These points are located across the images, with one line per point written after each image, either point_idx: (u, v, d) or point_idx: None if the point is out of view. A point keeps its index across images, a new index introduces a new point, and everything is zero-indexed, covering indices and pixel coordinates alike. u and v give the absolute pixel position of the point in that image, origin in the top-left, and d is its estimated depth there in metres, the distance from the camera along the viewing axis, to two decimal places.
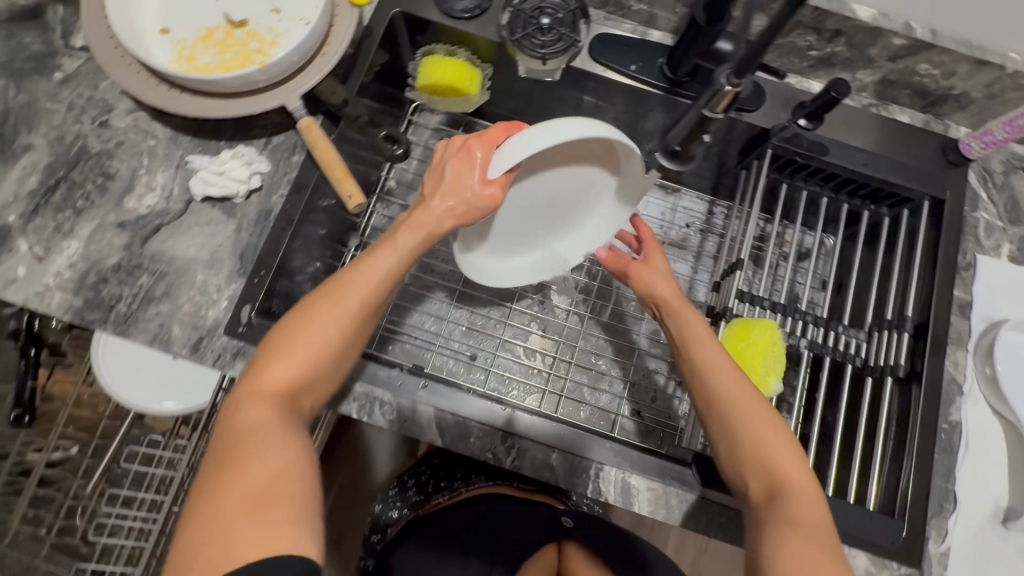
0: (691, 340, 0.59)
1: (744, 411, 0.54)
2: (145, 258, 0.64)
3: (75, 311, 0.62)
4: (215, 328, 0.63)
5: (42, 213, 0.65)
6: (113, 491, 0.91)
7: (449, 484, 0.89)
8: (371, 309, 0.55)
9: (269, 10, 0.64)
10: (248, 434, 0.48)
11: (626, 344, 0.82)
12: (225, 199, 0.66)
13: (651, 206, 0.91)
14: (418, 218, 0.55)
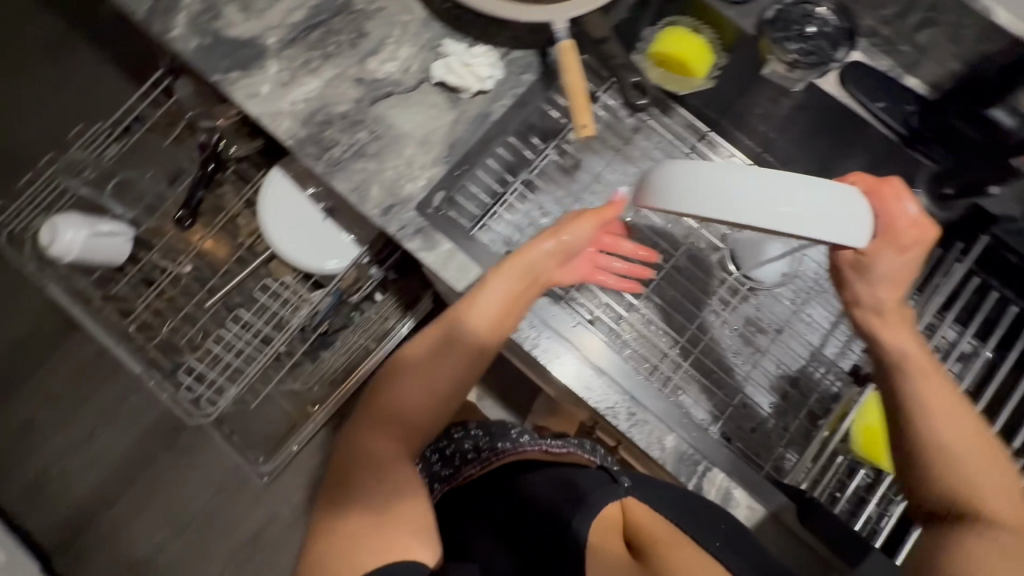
0: (919, 366, 0.56)
1: (966, 450, 0.54)
2: (369, 116, 0.68)
3: (296, 141, 0.67)
4: (408, 201, 0.66)
5: (296, 45, 0.70)
6: (237, 312, 1.01)
7: (478, 453, 0.79)
8: (471, 349, 0.64)
9: None
10: (356, 474, 0.62)
11: (739, 369, 0.85)
12: (455, 90, 0.68)
13: (816, 250, 0.89)
14: (516, 278, 0.63)
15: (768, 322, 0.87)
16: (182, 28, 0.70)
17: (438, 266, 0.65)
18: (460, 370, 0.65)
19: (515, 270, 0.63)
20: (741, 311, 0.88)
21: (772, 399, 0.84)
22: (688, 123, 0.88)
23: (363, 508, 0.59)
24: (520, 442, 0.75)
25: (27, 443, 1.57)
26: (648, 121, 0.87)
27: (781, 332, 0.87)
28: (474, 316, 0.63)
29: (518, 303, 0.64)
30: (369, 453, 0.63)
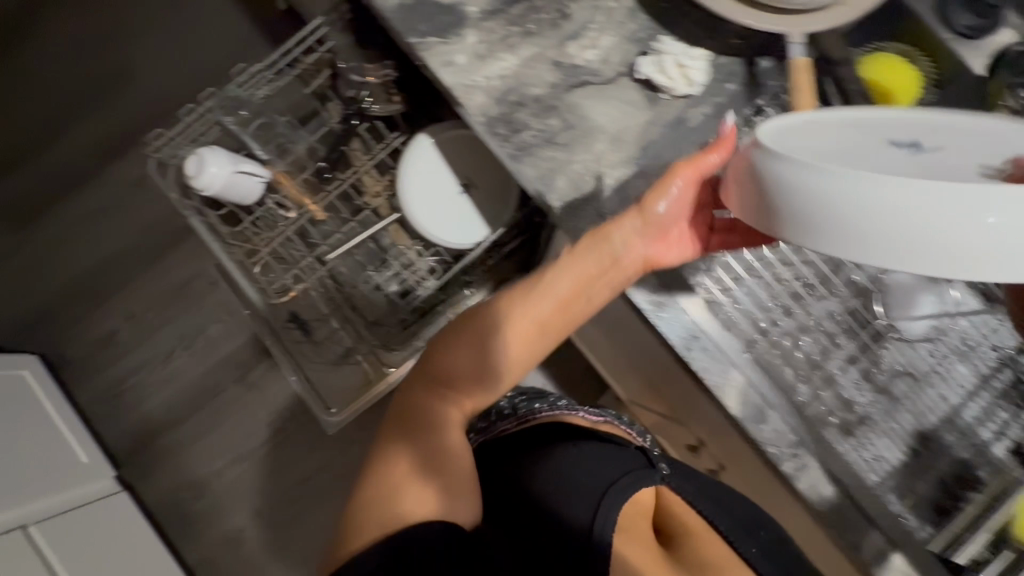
0: None
1: None
2: (563, 104, 0.65)
3: (488, 119, 0.65)
4: (593, 199, 0.64)
5: (497, 18, 0.67)
6: (365, 272, 1.03)
7: (515, 413, 0.85)
8: (539, 328, 0.66)
9: None
10: (404, 428, 0.68)
11: (874, 414, 0.79)
12: (656, 90, 0.65)
13: (974, 304, 0.82)
14: (587, 263, 0.63)
15: (916, 369, 0.81)
16: None
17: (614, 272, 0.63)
18: (527, 351, 0.67)
19: (594, 256, 0.63)
20: (886, 355, 0.81)
21: (905, 455, 0.78)
22: None
23: (405, 456, 0.66)
24: (557, 407, 0.82)
25: (107, 355, 1.62)
26: None
27: (920, 380, 0.81)
28: (551, 292, 0.64)
29: (593, 293, 0.64)
30: (435, 417, 0.68)
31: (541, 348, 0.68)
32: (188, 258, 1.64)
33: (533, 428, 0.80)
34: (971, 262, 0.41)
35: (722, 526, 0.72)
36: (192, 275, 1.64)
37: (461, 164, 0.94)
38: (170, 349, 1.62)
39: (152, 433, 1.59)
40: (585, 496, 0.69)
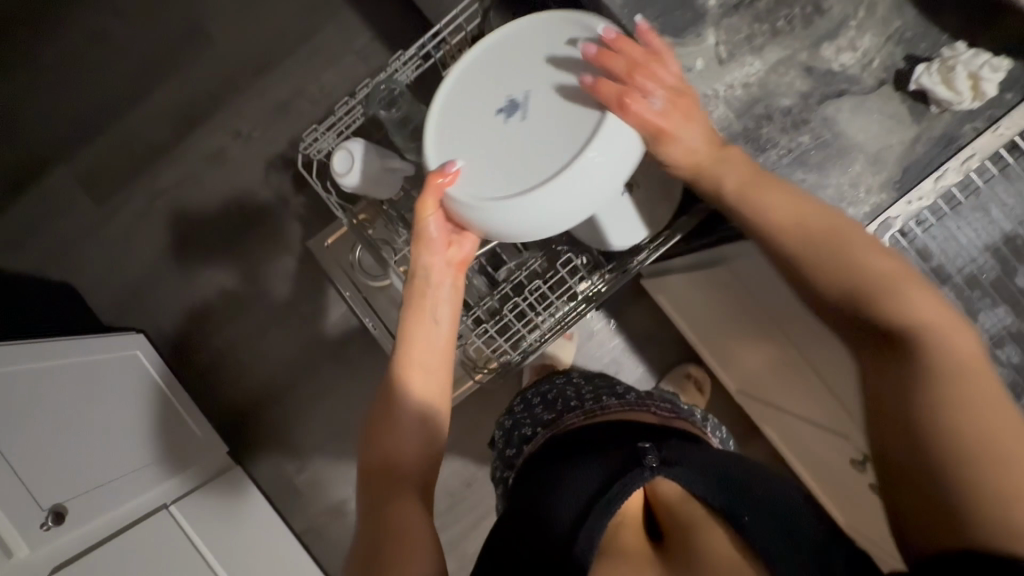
0: (935, 321, 0.50)
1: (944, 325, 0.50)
2: (815, 118, 0.58)
3: (729, 134, 0.59)
4: (846, 228, 0.58)
5: (740, 14, 0.59)
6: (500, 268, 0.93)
7: (582, 404, 0.77)
8: (432, 309, 0.73)
9: None
10: (382, 453, 0.68)
11: None
12: (927, 101, 0.57)
13: None
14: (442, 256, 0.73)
15: None
16: None
17: None
18: (434, 347, 0.73)
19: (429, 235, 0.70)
20: None
21: None
22: None
23: (370, 489, 0.66)
24: (626, 402, 0.75)
25: (202, 330, 1.62)
26: None
27: None
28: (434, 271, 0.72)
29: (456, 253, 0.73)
30: (391, 441, 0.69)
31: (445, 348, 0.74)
32: (277, 235, 1.60)
33: (594, 426, 0.72)
34: (599, 198, 0.59)
35: (745, 521, 0.53)
36: (280, 251, 1.61)
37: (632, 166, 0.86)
38: (265, 326, 1.62)
39: (253, 407, 1.62)
40: (579, 496, 0.59)
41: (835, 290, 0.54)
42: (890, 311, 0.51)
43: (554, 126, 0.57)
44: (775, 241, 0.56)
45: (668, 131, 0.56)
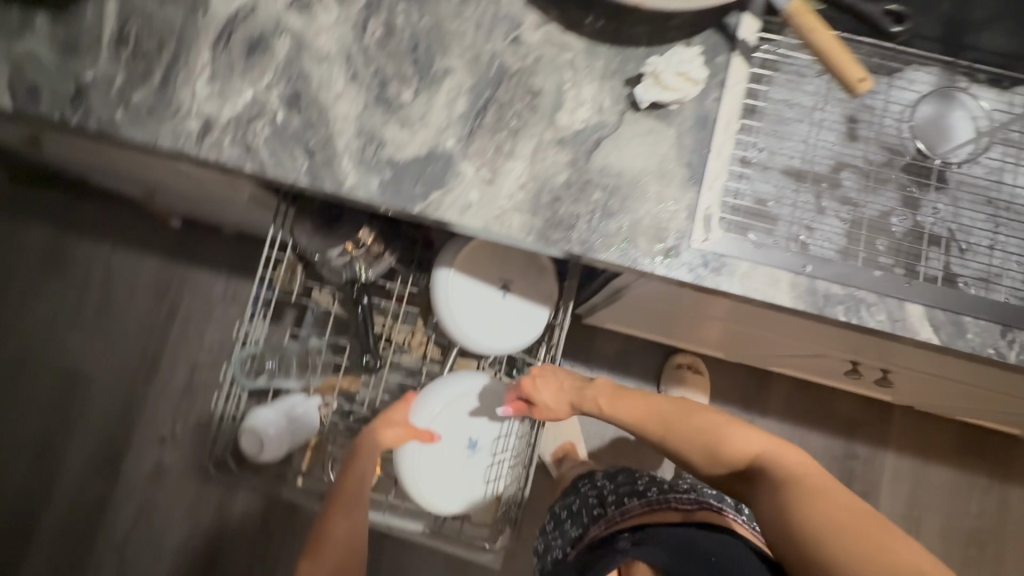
0: (788, 459, 0.63)
1: (782, 453, 0.64)
2: (593, 173, 0.61)
3: (538, 232, 0.61)
4: (680, 240, 0.60)
5: (479, 136, 0.63)
6: None
7: (606, 512, 0.81)
8: (366, 453, 0.81)
9: None
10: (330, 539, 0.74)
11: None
12: (663, 105, 0.62)
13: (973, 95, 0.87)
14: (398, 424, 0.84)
15: (980, 184, 0.85)
16: (353, 173, 0.62)
17: (746, 292, 0.59)
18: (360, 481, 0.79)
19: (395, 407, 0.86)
20: (968, 180, 0.86)
21: None
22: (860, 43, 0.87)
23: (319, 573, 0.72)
24: (649, 497, 0.76)
25: None
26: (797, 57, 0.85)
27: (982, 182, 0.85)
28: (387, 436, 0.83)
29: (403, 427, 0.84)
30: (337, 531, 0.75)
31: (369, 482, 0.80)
32: (256, 501, 1.51)
33: (617, 533, 0.75)
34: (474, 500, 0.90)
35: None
36: (267, 515, 1.50)
37: (492, 267, 0.89)
38: None
39: None
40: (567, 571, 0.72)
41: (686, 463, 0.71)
42: (732, 451, 0.66)
43: (476, 464, 0.89)
44: (628, 419, 0.76)
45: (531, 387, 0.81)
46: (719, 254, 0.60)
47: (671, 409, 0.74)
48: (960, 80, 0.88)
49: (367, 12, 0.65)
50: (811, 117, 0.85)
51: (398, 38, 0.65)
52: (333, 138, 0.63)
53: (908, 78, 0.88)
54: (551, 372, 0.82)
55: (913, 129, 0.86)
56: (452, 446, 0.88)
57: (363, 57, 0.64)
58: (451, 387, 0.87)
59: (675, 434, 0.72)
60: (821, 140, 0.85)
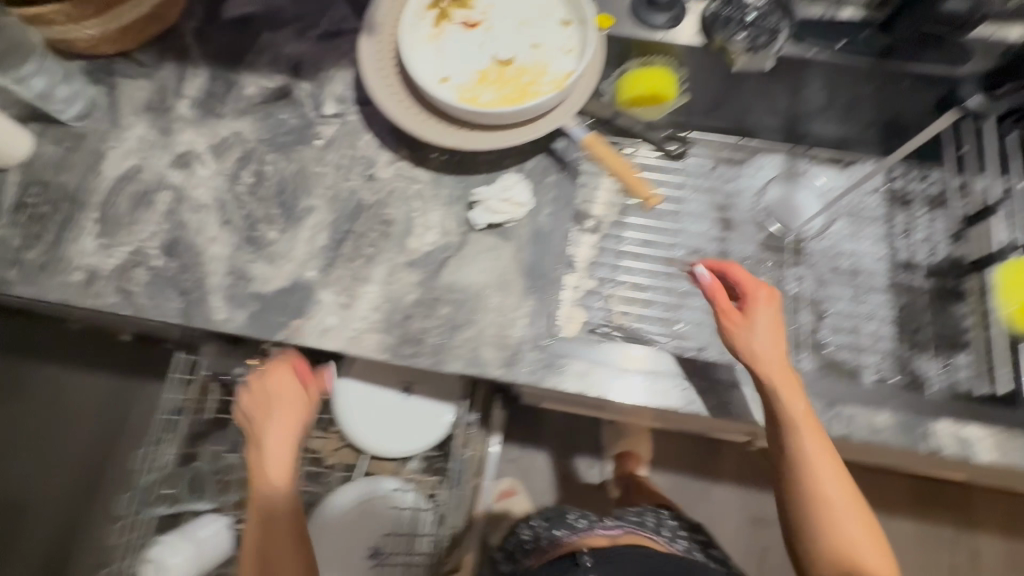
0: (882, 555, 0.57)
1: (879, 552, 0.58)
2: (440, 290, 0.68)
3: (391, 349, 0.66)
4: (521, 345, 0.65)
5: (337, 265, 0.69)
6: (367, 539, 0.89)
7: (536, 545, 0.79)
8: (271, 525, 0.69)
9: (531, 44, 0.67)
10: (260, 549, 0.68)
11: (886, 301, 0.89)
12: (499, 225, 0.69)
13: (818, 174, 0.96)
14: (279, 470, 0.71)
15: (835, 256, 0.92)
16: (223, 308, 0.68)
17: (582, 388, 0.65)
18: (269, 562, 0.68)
19: (257, 447, 0.72)
20: (824, 252, 0.93)
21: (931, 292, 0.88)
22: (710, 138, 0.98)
23: None
24: (576, 529, 0.76)
25: None
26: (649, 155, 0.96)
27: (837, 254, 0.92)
28: (268, 484, 0.70)
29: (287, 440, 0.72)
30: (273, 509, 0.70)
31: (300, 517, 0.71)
32: None
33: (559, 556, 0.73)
34: None
35: None
36: None
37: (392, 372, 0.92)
38: None
39: None
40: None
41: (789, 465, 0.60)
42: (840, 530, 0.58)
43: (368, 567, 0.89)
44: (777, 399, 0.61)
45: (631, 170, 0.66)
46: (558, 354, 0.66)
47: (822, 443, 0.60)
48: (803, 162, 0.98)
49: (240, 164, 0.74)
50: (668, 210, 0.96)
51: (267, 184, 0.73)
52: (205, 278, 0.69)
53: (757, 163, 0.98)
54: (765, 310, 0.65)
55: (765, 212, 0.95)
56: (345, 549, 0.89)
57: (235, 204, 0.72)
58: (342, 492, 0.90)
59: (806, 449, 0.59)
60: (679, 227, 0.95)
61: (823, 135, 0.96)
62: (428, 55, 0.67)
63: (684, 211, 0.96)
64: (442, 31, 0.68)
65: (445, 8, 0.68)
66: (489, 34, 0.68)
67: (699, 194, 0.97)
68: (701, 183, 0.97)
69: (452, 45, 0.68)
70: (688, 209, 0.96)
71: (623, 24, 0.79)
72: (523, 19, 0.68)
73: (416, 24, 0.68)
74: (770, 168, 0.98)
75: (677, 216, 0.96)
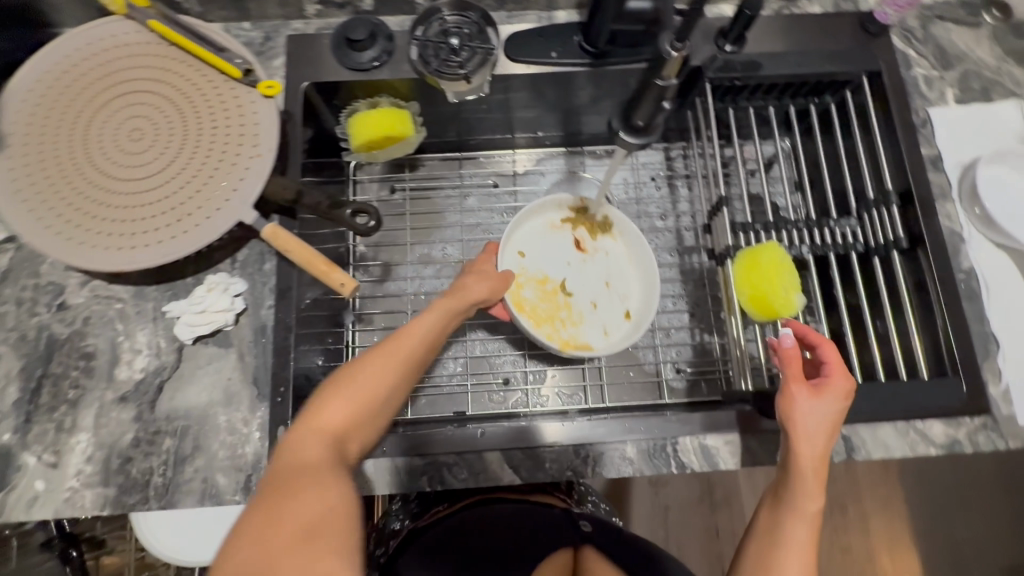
0: None
1: None
2: (161, 421, 0.61)
3: (112, 502, 0.59)
4: (259, 461, 0.60)
5: (37, 420, 0.61)
6: None
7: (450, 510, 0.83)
8: (302, 472, 0.48)
9: (604, 285, 0.87)
10: (299, 468, 0.48)
11: (676, 287, 0.89)
12: (214, 334, 0.63)
13: (597, 171, 0.96)
14: (304, 442, 0.51)
15: None
16: None
17: None
18: (302, 489, 0.46)
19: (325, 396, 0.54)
20: None
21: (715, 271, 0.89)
22: (486, 153, 0.95)
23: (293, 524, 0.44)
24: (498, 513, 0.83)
25: None
26: (425, 186, 0.93)
27: None
28: (326, 423, 0.52)
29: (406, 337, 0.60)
30: (302, 458, 0.49)
31: (362, 426, 0.54)
32: None
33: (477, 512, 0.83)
34: None
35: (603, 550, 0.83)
36: None
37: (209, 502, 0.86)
38: None
39: None
40: None
41: (765, 532, 0.54)
42: None
43: None
44: (797, 477, 0.54)
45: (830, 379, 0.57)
46: None
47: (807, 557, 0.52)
48: (582, 160, 0.96)
49: None
50: (457, 241, 0.92)
51: None
52: None
53: (539, 170, 0.95)
54: (838, 401, 0.56)
55: None
56: None
57: None
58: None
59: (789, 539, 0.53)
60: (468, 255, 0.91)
61: (596, 130, 0.93)
62: (545, 241, 0.88)
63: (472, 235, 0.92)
64: (587, 252, 0.89)
65: (577, 220, 0.89)
66: (581, 261, 0.89)
67: (486, 214, 0.93)
68: (486, 201, 0.93)
69: (549, 248, 0.88)
70: (478, 233, 0.92)
71: (327, 67, 0.72)
72: (607, 278, 0.87)
73: (548, 223, 0.89)
74: (552, 174, 0.95)
75: (464, 246, 0.91)
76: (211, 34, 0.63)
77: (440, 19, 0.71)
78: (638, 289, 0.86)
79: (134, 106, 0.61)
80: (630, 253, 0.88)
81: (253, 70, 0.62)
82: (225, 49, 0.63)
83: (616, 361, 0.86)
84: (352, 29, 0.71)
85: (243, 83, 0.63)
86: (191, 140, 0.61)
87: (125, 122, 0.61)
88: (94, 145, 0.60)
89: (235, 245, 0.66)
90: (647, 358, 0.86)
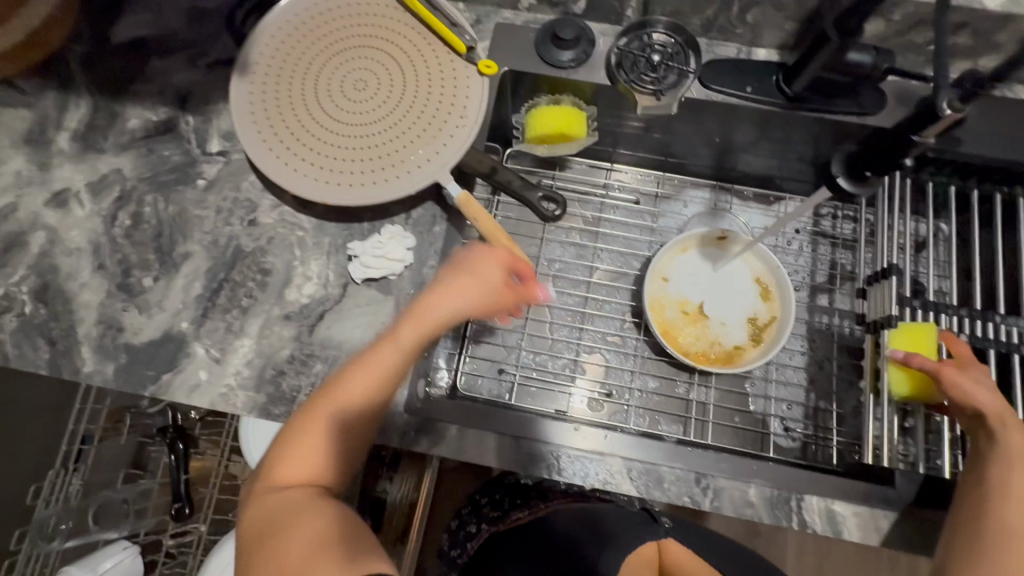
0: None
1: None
2: (315, 346, 0.66)
3: (259, 408, 0.64)
4: (394, 406, 0.64)
5: (211, 317, 0.67)
6: None
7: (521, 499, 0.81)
8: (288, 502, 0.49)
9: (741, 307, 0.88)
10: (294, 491, 0.50)
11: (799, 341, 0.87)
12: (378, 279, 0.67)
13: (740, 210, 0.95)
14: (305, 456, 0.53)
15: None
16: (91, 360, 0.66)
17: (456, 453, 0.63)
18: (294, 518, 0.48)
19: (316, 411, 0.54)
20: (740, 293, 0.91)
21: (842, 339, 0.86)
22: (633, 168, 0.96)
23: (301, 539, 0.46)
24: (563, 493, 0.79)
25: None
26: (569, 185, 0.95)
27: None
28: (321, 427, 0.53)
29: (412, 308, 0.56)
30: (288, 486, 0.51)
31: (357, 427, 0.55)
32: None
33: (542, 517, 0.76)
34: None
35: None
36: None
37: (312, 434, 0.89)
38: None
39: None
40: None
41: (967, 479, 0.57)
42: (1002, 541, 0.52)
43: None
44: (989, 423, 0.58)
45: (963, 358, 0.62)
46: (430, 419, 0.63)
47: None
48: (729, 198, 0.95)
49: (118, 205, 0.71)
50: (589, 247, 0.92)
51: (145, 227, 0.70)
52: (74, 327, 0.67)
53: (682, 196, 0.95)
54: (983, 371, 0.61)
55: None
56: None
57: (110, 248, 0.70)
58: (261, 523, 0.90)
59: (1009, 486, 0.54)
60: (597, 262, 0.92)
61: (750, 169, 0.93)
62: (692, 265, 0.89)
63: (604, 244, 0.92)
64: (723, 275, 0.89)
65: (721, 241, 0.89)
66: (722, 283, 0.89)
67: (622, 226, 0.93)
68: (624, 213, 0.94)
69: (693, 268, 0.89)
70: (610, 243, 0.93)
71: (528, 58, 0.76)
72: (745, 299, 0.88)
73: (696, 242, 0.90)
74: (695, 203, 0.95)
75: (595, 252, 0.92)
76: (445, 8, 0.68)
77: (648, 34, 0.73)
78: (770, 312, 0.87)
79: (360, 60, 0.67)
80: (764, 281, 0.88)
81: (475, 48, 0.66)
82: (457, 24, 0.67)
83: (723, 400, 0.85)
84: (561, 27, 0.74)
85: (463, 57, 0.67)
86: (405, 102, 0.65)
87: (350, 73, 0.66)
88: (321, 88, 0.65)
89: (413, 203, 0.70)
90: (755, 406, 0.85)
